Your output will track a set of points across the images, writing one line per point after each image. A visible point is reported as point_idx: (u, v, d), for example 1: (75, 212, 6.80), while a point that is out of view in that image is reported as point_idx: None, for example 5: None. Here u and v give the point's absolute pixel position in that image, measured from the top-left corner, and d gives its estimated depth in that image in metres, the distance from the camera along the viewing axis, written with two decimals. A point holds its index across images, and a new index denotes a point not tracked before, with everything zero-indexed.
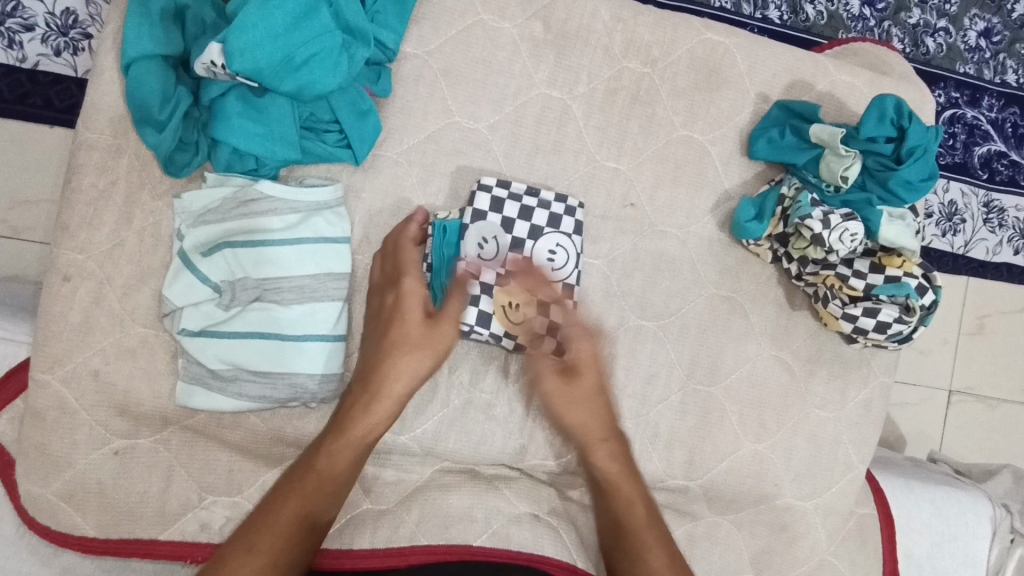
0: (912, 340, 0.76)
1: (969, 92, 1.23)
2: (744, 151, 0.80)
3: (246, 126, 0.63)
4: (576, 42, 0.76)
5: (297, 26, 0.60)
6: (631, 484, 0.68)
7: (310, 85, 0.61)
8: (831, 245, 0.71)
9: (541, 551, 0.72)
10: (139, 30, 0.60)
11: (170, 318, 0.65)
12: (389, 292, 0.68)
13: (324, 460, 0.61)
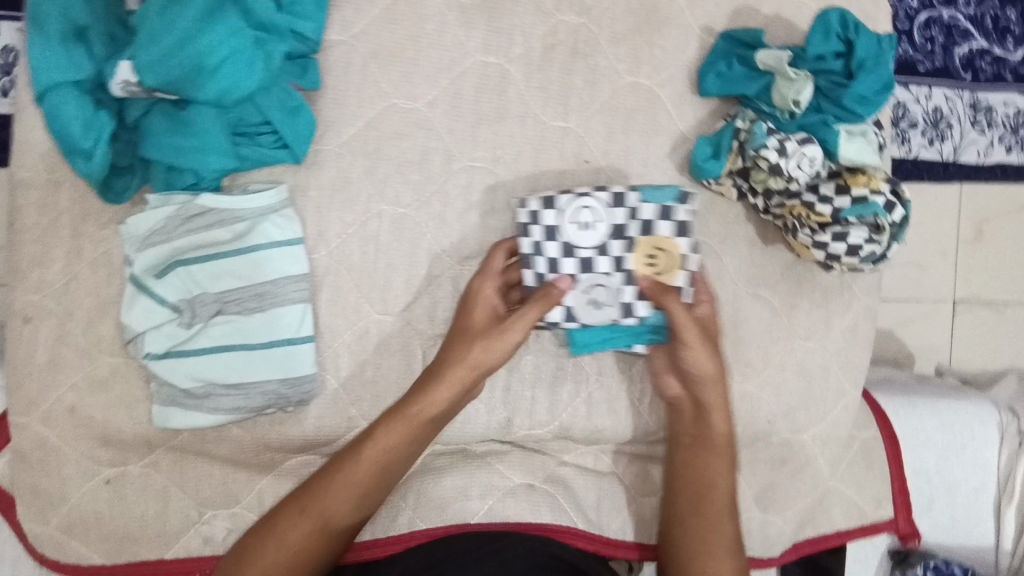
0: (888, 258, 0.75)
1: None
2: (695, 89, 0.77)
3: (173, 140, 0.62)
4: (505, 2, 0.73)
5: (202, 31, 0.59)
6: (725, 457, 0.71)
7: (229, 88, 0.60)
8: (789, 174, 0.70)
9: (538, 520, 0.74)
10: (48, 60, 0.60)
11: (134, 344, 0.65)
12: (484, 282, 0.70)
13: (356, 457, 0.65)
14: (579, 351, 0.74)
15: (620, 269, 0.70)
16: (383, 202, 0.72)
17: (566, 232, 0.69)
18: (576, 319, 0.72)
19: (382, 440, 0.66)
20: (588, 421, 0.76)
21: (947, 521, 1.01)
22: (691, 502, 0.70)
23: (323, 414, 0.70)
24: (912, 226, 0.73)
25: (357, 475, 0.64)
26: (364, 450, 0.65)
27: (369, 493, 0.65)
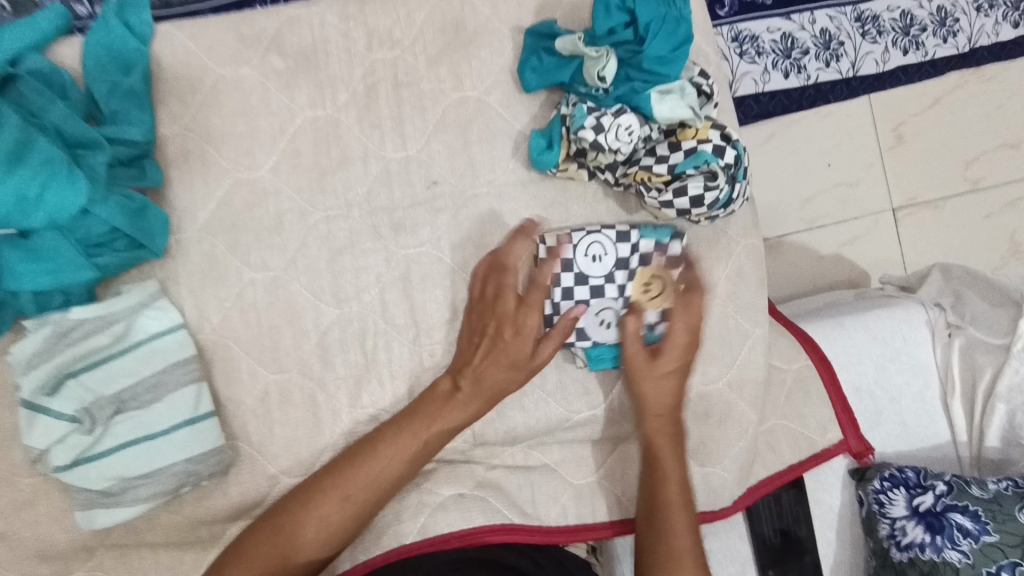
0: (735, 202, 0.78)
1: None
2: (520, 88, 0.81)
3: (31, 270, 0.65)
4: (319, 56, 0.78)
5: (20, 162, 0.61)
6: (674, 466, 0.75)
7: (60, 209, 0.63)
8: (612, 147, 0.74)
9: (470, 524, 0.76)
10: None
11: (42, 460, 0.67)
12: (495, 292, 0.75)
13: (337, 481, 0.70)
14: (593, 367, 0.80)
15: (623, 295, 0.80)
16: (252, 270, 0.76)
17: (578, 262, 0.79)
18: (588, 339, 0.79)
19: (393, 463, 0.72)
20: (501, 422, 0.80)
21: (897, 428, 1.02)
22: (648, 510, 0.74)
23: (244, 480, 0.73)
24: (746, 163, 0.77)
25: (331, 496, 0.70)
26: (354, 474, 0.71)
27: (333, 519, 0.69)
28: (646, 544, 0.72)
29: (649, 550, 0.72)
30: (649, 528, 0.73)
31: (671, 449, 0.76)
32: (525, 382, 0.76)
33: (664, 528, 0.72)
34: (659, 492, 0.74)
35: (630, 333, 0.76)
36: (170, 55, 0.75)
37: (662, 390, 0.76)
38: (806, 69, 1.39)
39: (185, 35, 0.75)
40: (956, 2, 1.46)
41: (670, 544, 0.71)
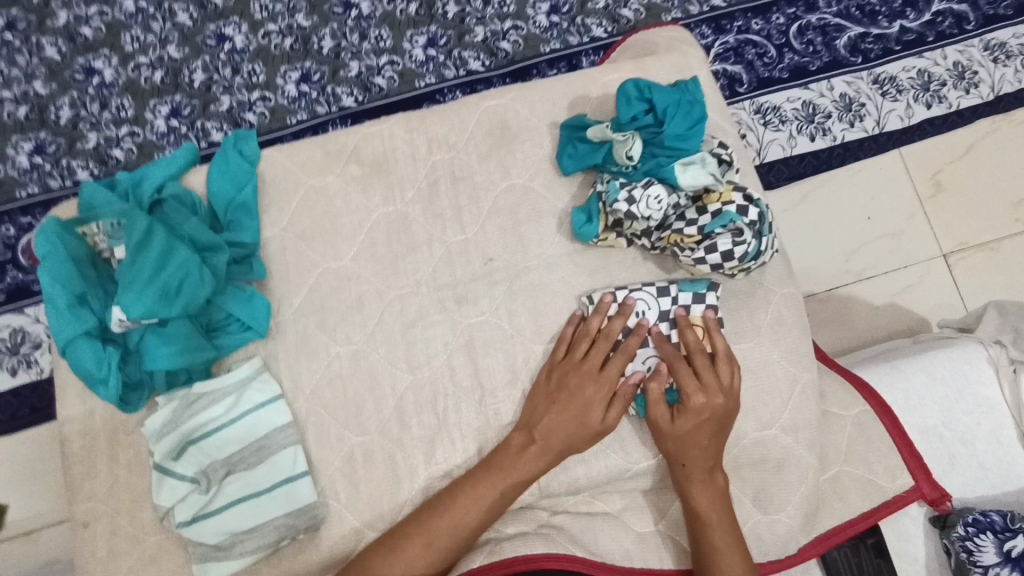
0: (764, 253, 0.85)
1: (758, 14, 1.54)
2: (559, 173, 0.93)
3: (161, 354, 0.79)
4: (390, 161, 0.93)
5: (164, 265, 0.78)
6: (713, 512, 0.79)
7: (192, 300, 0.79)
8: (644, 214, 0.84)
9: (533, 551, 0.78)
10: (65, 322, 0.76)
11: (168, 518, 0.79)
12: (581, 361, 0.84)
13: (414, 535, 0.76)
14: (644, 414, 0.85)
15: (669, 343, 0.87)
16: (339, 343, 0.87)
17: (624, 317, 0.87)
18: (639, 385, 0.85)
19: (472, 512, 0.78)
20: (564, 473, 0.85)
21: (975, 472, 0.99)
22: (699, 556, 0.78)
23: (334, 536, 0.81)
24: (770, 219, 0.85)
25: (410, 550, 0.75)
26: (429, 527, 0.77)
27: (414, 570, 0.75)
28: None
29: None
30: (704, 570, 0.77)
31: (708, 496, 0.80)
32: (591, 441, 0.83)
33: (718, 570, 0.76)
34: (706, 538, 0.78)
35: (652, 396, 0.82)
36: (272, 173, 0.92)
37: (686, 445, 0.80)
38: (830, 131, 1.50)
39: (283, 156, 0.93)
40: (970, 57, 1.54)
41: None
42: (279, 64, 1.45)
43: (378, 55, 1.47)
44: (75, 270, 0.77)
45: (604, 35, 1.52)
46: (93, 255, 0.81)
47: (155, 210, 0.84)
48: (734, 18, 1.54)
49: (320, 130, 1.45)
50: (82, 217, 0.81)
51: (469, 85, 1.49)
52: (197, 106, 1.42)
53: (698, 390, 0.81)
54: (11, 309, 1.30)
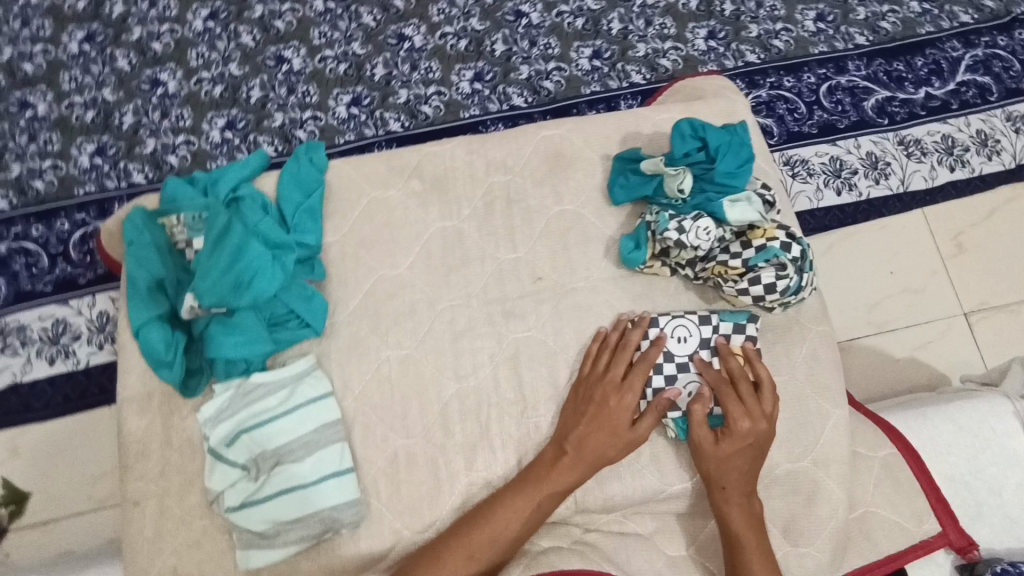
0: (804, 288, 0.90)
1: (791, 72, 1.62)
2: (609, 202, 0.98)
3: (227, 339, 0.84)
4: (449, 179, 0.98)
5: (238, 259, 0.85)
6: (750, 537, 0.81)
7: (260, 293, 0.85)
8: (693, 244, 0.88)
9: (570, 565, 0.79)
10: (141, 306, 0.84)
11: (217, 502, 0.83)
12: (605, 374, 0.87)
13: (455, 546, 0.78)
14: (682, 436, 0.88)
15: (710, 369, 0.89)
16: (390, 347, 0.91)
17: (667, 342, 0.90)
18: (677, 408, 0.87)
19: (512, 521, 0.80)
20: (599, 490, 0.87)
21: (1002, 522, 1.00)
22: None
23: (372, 534, 0.83)
24: (810, 256, 0.90)
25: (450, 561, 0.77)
26: (470, 536, 0.79)
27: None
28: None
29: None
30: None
31: (744, 521, 0.82)
32: (623, 450, 0.84)
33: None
34: (744, 562, 0.79)
35: (694, 417, 0.84)
36: (339, 182, 0.97)
37: (727, 468, 0.82)
38: (856, 187, 1.55)
39: (350, 167, 0.98)
40: (993, 126, 1.61)
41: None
42: (333, 86, 1.53)
43: (427, 85, 1.55)
44: (157, 258, 0.86)
45: (642, 82, 1.60)
46: (170, 245, 0.88)
47: (231, 205, 0.91)
48: (768, 74, 1.62)
49: (366, 151, 1.52)
50: (164, 210, 0.90)
51: (511, 119, 1.56)
52: (252, 120, 1.49)
53: (743, 415, 0.83)
54: (56, 300, 1.35)
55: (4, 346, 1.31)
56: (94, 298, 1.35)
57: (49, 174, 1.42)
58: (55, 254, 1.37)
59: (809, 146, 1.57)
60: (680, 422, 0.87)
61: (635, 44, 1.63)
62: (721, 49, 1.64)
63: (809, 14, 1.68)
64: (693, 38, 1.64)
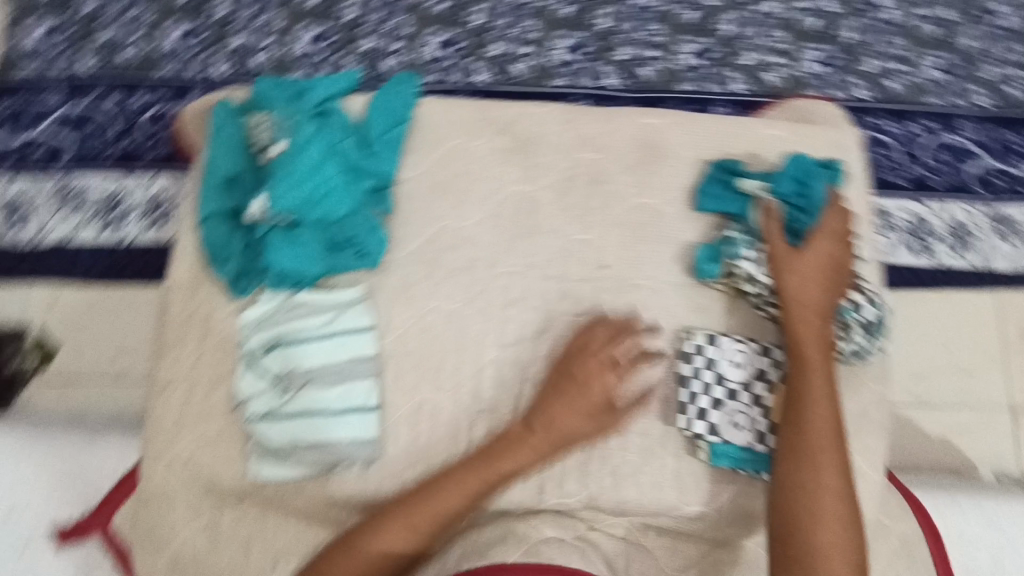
0: (867, 353, 0.87)
1: (899, 116, 1.53)
2: (689, 204, 0.94)
3: (286, 250, 0.84)
4: (537, 144, 0.95)
5: (314, 174, 0.85)
6: (819, 360, 0.81)
7: (328, 213, 0.86)
8: (761, 280, 0.87)
9: (571, 564, 0.76)
10: (215, 199, 0.87)
11: (242, 407, 0.83)
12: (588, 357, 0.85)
13: (401, 512, 0.79)
14: (714, 461, 0.86)
15: (758, 403, 0.87)
16: (438, 298, 0.89)
17: (721, 365, 0.87)
18: (717, 433, 0.86)
19: (469, 481, 0.81)
20: (615, 492, 0.86)
21: None
22: (793, 415, 0.79)
23: (381, 476, 0.83)
24: (884, 323, 0.86)
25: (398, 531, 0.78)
26: (426, 508, 0.79)
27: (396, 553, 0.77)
28: (786, 442, 0.78)
29: (794, 454, 0.77)
30: (792, 428, 0.79)
31: (817, 340, 0.82)
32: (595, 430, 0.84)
33: (805, 431, 0.78)
34: (802, 378, 0.80)
35: (770, 236, 0.87)
36: (426, 120, 0.94)
37: (804, 281, 0.84)
38: (934, 253, 1.47)
39: (439, 108, 0.95)
40: None
41: (810, 447, 0.76)
42: (431, 24, 1.49)
43: (522, 45, 1.50)
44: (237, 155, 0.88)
45: (742, 91, 1.51)
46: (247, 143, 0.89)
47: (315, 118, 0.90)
48: (872, 113, 1.53)
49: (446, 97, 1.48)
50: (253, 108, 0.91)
51: (599, 100, 1.50)
52: (342, 41, 1.46)
53: (822, 248, 0.86)
54: (118, 172, 1.35)
55: (62, 205, 1.33)
56: (154, 178, 1.35)
57: (135, 47, 1.42)
58: (126, 127, 1.37)
59: (891, 199, 1.49)
60: (716, 447, 0.86)
61: (744, 51, 1.54)
62: (830, 76, 1.54)
63: (937, 60, 1.56)
64: (805, 59, 1.55)
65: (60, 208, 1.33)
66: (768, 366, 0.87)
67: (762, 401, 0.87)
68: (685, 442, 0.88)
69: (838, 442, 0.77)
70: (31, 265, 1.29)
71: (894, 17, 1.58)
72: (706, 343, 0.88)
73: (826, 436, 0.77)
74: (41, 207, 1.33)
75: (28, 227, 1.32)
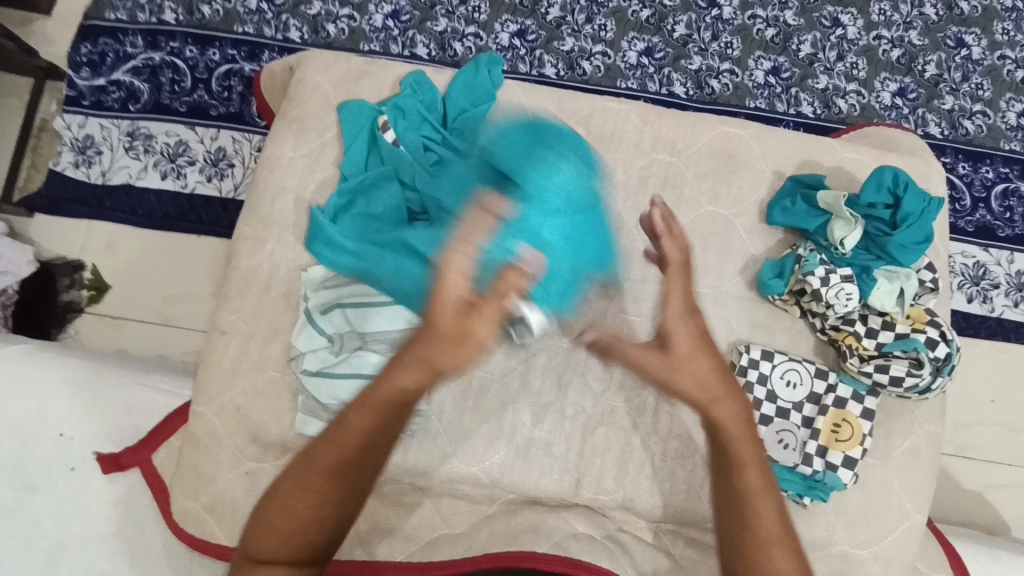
0: (932, 391, 0.84)
1: (1018, 167, 1.38)
2: (763, 219, 0.93)
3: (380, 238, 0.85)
4: (613, 141, 0.94)
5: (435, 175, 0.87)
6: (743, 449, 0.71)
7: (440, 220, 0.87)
8: (829, 301, 0.84)
9: (598, 563, 0.78)
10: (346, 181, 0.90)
11: (296, 360, 0.84)
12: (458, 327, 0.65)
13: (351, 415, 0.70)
14: None
15: (807, 425, 0.85)
16: None
17: (774, 383, 0.86)
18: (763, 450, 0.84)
19: (399, 378, 0.68)
20: (650, 495, 0.85)
21: None
22: (732, 510, 0.71)
23: (423, 448, 0.84)
24: (955, 364, 0.83)
25: (341, 453, 0.69)
26: (352, 421, 0.69)
27: (353, 454, 0.70)
28: (732, 534, 0.70)
29: (739, 545, 0.69)
30: (738, 523, 0.70)
31: (734, 431, 0.71)
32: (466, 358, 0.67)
33: (754, 522, 0.69)
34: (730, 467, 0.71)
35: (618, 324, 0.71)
36: (507, 104, 0.95)
37: (694, 374, 0.70)
38: (998, 303, 1.33)
39: (521, 93, 0.95)
40: None
41: (760, 543, 0.68)
42: (503, 11, 1.42)
43: (594, 42, 1.42)
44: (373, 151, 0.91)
45: (810, 115, 1.39)
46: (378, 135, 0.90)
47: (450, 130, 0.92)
48: (985, 161, 1.38)
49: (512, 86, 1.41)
50: (373, 107, 0.93)
51: (663, 106, 1.40)
52: (417, 17, 1.42)
53: (679, 298, 0.70)
54: (185, 123, 1.36)
55: (130, 148, 1.35)
56: (218, 133, 1.36)
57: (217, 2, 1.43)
58: (198, 80, 1.38)
59: (980, 246, 1.35)
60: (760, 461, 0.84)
61: (818, 74, 1.41)
62: (906, 111, 1.40)
63: None
64: (880, 88, 1.41)
65: (127, 151, 1.34)
66: (824, 390, 0.86)
67: (811, 425, 0.85)
68: None
69: (778, 512, 0.70)
70: (96, 201, 1.32)
71: (977, 56, 1.43)
72: (761, 357, 0.87)
73: (772, 528, 0.69)
74: (109, 149, 1.34)
75: (94, 167, 1.33)
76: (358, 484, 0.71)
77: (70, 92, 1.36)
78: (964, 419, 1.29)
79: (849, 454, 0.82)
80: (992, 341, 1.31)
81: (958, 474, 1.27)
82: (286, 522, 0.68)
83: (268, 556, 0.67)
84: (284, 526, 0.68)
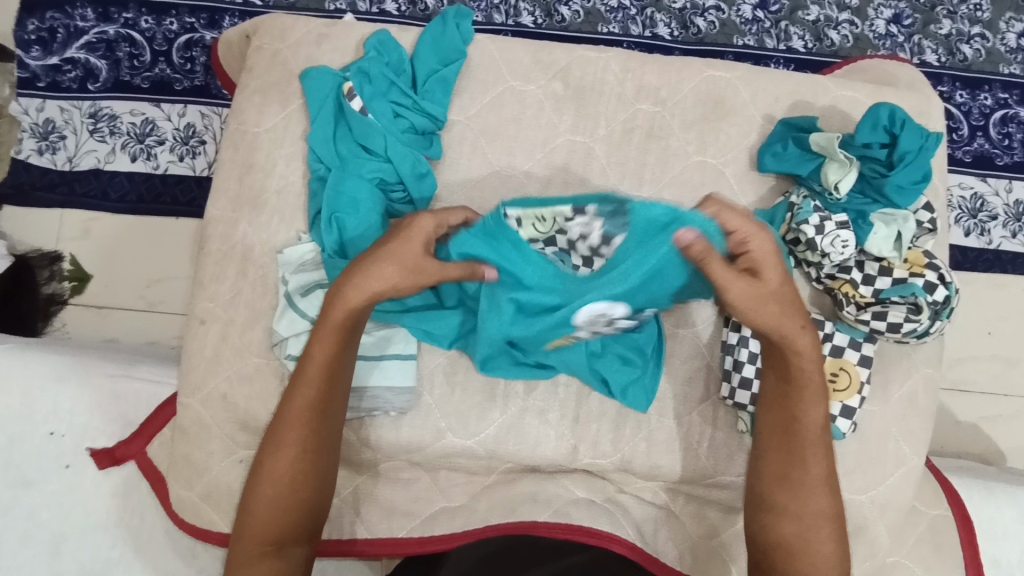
0: (930, 335, 0.83)
1: (1018, 92, 1.33)
2: (754, 166, 0.89)
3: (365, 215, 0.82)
4: (593, 93, 0.89)
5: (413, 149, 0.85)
6: (814, 421, 0.72)
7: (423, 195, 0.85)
8: (824, 250, 0.81)
9: (598, 527, 0.82)
10: (316, 153, 0.85)
11: (278, 346, 0.81)
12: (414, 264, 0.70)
13: (310, 356, 0.70)
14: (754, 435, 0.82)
15: None
16: None
17: None
18: None
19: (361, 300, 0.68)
20: (648, 457, 0.84)
21: None
22: (781, 474, 0.73)
23: (416, 424, 0.82)
24: (954, 307, 0.82)
25: (310, 396, 0.69)
26: (316, 354, 0.70)
27: (330, 403, 0.70)
28: (775, 472, 0.73)
29: (779, 486, 0.73)
30: (781, 458, 0.73)
31: (816, 402, 0.72)
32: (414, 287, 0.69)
33: (799, 461, 0.72)
34: (792, 431, 0.72)
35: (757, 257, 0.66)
36: (480, 60, 0.89)
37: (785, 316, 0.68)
38: (994, 235, 1.30)
39: (495, 47, 0.90)
40: None
41: (803, 513, 0.71)
42: None
43: None
44: (337, 117, 0.85)
45: (802, 50, 1.32)
46: (342, 103, 0.85)
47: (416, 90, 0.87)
48: (983, 87, 1.32)
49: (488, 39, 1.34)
50: (332, 71, 0.86)
51: (648, 49, 1.33)
52: None
53: (771, 263, 0.67)
54: (149, 99, 1.29)
55: (93, 130, 1.28)
56: (185, 109, 1.30)
57: None
58: (158, 52, 1.30)
59: (977, 177, 1.31)
60: None
61: (809, 5, 1.34)
62: (901, 39, 1.34)
63: None
64: (874, 16, 1.34)
65: (92, 133, 1.28)
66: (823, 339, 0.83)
67: None
68: (725, 412, 0.85)
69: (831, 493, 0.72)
70: (65, 188, 1.27)
71: None
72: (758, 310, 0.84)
73: (822, 506, 0.71)
74: (72, 132, 1.28)
75: (58, 153, 1.28)
76: (332, 435, 0.71)
77: (23, 73, 1.29)
78: (961, 353, 1.28)
79: (847, 404, 0.81)
80: (988, 274, 1.29)
81: (954, 407, 1.27)
82: (271, 493, 0.68)
83: (273, 539, 0.67)
84: (271, 497, 0.68)
